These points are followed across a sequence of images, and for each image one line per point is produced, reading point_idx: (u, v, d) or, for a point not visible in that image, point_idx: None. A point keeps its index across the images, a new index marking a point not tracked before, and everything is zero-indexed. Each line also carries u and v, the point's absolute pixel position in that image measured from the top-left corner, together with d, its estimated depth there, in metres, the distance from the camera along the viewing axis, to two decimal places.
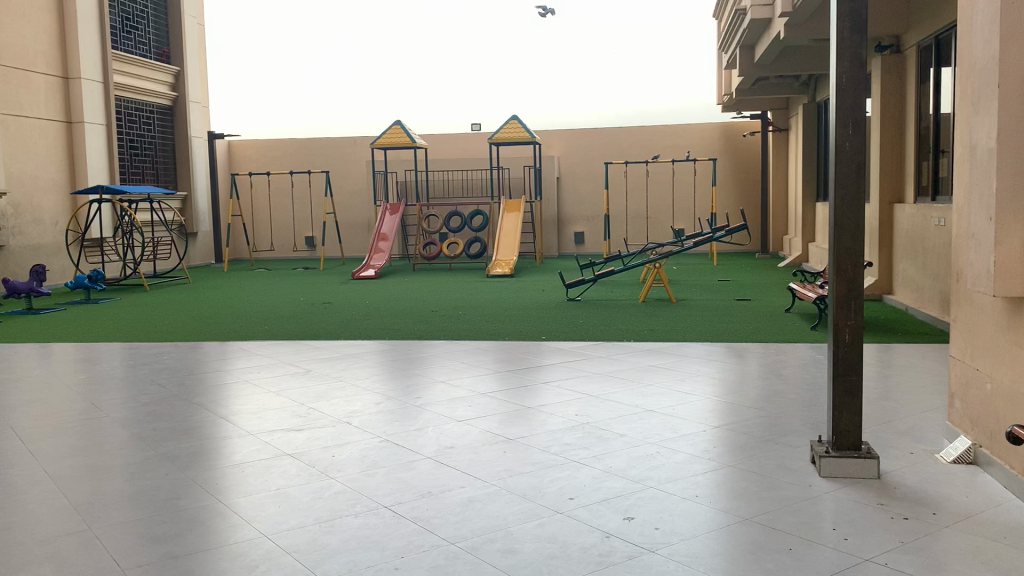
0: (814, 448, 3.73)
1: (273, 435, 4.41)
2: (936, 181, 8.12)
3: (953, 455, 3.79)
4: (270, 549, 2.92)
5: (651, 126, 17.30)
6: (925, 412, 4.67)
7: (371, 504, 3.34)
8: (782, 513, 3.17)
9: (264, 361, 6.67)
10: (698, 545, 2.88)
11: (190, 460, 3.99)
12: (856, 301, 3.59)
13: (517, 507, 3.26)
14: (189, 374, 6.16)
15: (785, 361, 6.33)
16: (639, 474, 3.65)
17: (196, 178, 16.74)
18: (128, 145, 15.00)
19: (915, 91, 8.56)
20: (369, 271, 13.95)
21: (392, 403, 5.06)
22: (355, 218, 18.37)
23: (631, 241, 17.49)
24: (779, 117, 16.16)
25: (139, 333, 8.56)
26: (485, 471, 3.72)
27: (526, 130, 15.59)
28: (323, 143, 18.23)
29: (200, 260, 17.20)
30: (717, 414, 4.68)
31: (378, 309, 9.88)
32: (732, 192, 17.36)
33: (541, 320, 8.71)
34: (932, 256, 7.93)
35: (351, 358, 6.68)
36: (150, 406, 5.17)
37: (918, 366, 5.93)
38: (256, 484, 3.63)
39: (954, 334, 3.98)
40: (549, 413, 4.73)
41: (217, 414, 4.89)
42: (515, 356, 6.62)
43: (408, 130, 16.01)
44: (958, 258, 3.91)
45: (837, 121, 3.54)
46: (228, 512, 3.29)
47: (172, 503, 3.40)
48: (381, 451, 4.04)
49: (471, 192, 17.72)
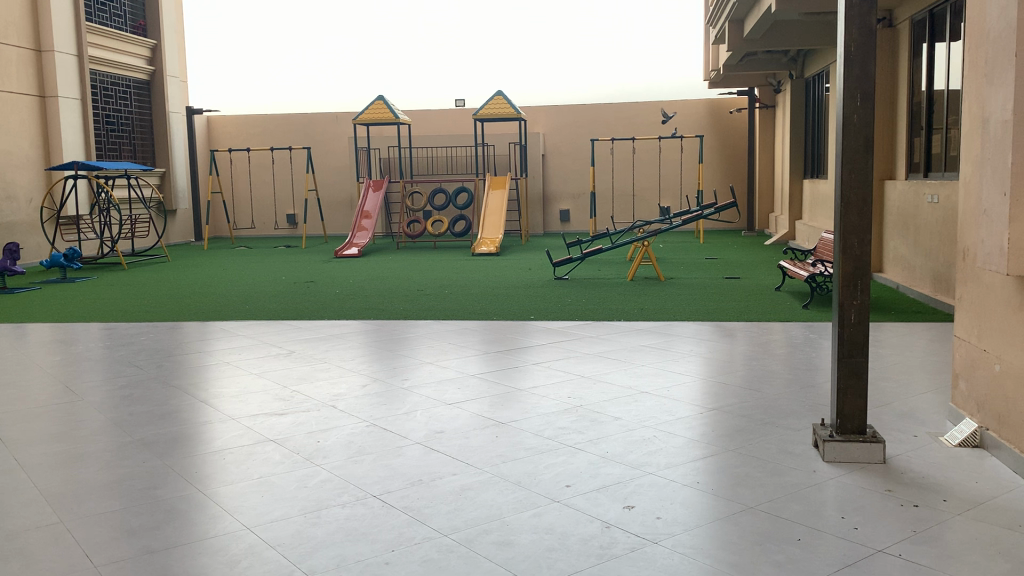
0: (817, 432, 3.61)
1: (254, 420, 4.24)
2: (928, 157, 8.02)
3: (958, 439, 3.67)
4: (253, 543, 2.77)
5: (636, 102, 17.09)
6: (926, 393, 4.56)
7: (358, 493, 3.19)
8: (788, 501, 3.05)
9: (245, 342, 6.49)
10: (702, 536, 2.76)
11: (167, 446, 3.82)
12: (863, 279, 3.46)
13: (512, 495, 3.13)
14: (168, 356, 5.97)
15: (778, 341, 6.22)
16: (637, 460, 3.52)
17: (174, 154, 16.41)
18: (103, 121, 14.63)
19: (907, 65, 8.42)
20: (352, 250, 13.74)
21: (378, 385, 4.91)
22: (338, 194, 18.11)
23: (617, 219, 17.37)
24: (765, 93, 16.07)
25: (116, 313, 8.34)
26: (477, 456, 3.58)
27: (511, 106, 15.34)
28: (304, 118, 17.90)
29: (179, 238, 16.94)
30: (712, 396, 4.55)
31: (362, 288, 9.71)
32: (719, 170, 17.24)
33: (528, 299, 8.55)
34: (924, 234, 7.84)
35: (334, 339, 6.50)
36: (127, 389, 4.98)
37: (913, 345, 5.83)
38: (238, 472, 3.48)
39: (960, 314, 3.88)
40: (540, 395, 4.58)
41: (196, 397, 4.72)
42: (503, 337, 6.47)
43: (391, 105, 15.71)
44: (966, 236, 3.79)
45: (845, 94, 3.39)
46: (209, 503, 3.12)
47: (149, 493, 3.24)
48: (368, 437, 3.88)
49: (455, 169, 17.50)
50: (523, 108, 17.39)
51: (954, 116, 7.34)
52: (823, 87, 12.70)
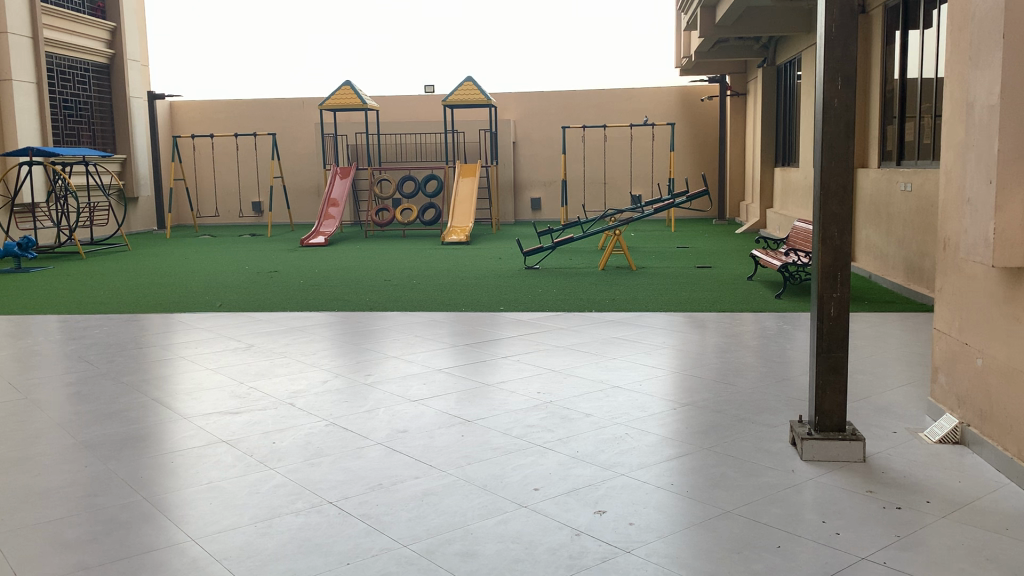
0: (794, 429, 3.48)
1: (207, 419, 4.03)
2: (901, 145, 7.94)
3: (938, 435, 3.55)
4: (197, 557, 2.58)
5: (608, 89, 16.92)
6: (902, 386, 4.46)
7: (314, 499, 3.00)
8: (765, 504, 2.91)
9: (204, 335, 6.25)
10: (676, 544, 2.61)
11: (113, 449, 3.61)
12: (842, 271, 3.33)
13: (477, 500, 2.96)
14: (122, 350, 5.73)
15: (749, 332, 6.11)
16: (608, 460, 3.37)
17: (136, 140, 16.00)
18: (61, 106, 14.19)
19: (881, 53, 8.32)
20: (319, 238, 13.45)
21: (340, 380, 4.71)
22: (305, 182, 17.80)
23: (589, 207, 17.24)
24: (736, 80, 16.01)
25: (71, 304, 8.05)
26: (441, 457, 3.41)
27: (481, 92, 15.08)
28: (269, 104, 17.53)
29: (142, 226, 16.59)
30: (685, 391, 4.42)
31: (329, 278, 9.49)
32: (690, 158, 17.14)
33: (498, 289, 8.37)
34: (897, 223, 7.77)
35: (297, 332, 6.28)
36: (77, 386, 4.75)
37: (889, 336, 5.74)
38: (188, 476, 3.27)
39: (940, 306, 3.77)
40: (509, 391, 4.42)
41: (147, 395, 4.50)
42: (472, 329, 6.29)
43: (358, 90, 15.40)
44: (947, 224, 3.67)
45: (825, 78, 3.24)
46: (153, 511, 2.93)
47: (88, 502, 3.03)
48: (327, 437, 3.69)
49: (424, 156, 17.27)
50: (494, 94, 17.16)
51: (928, 104, 7.25)
52: (795, 75, 12.62)
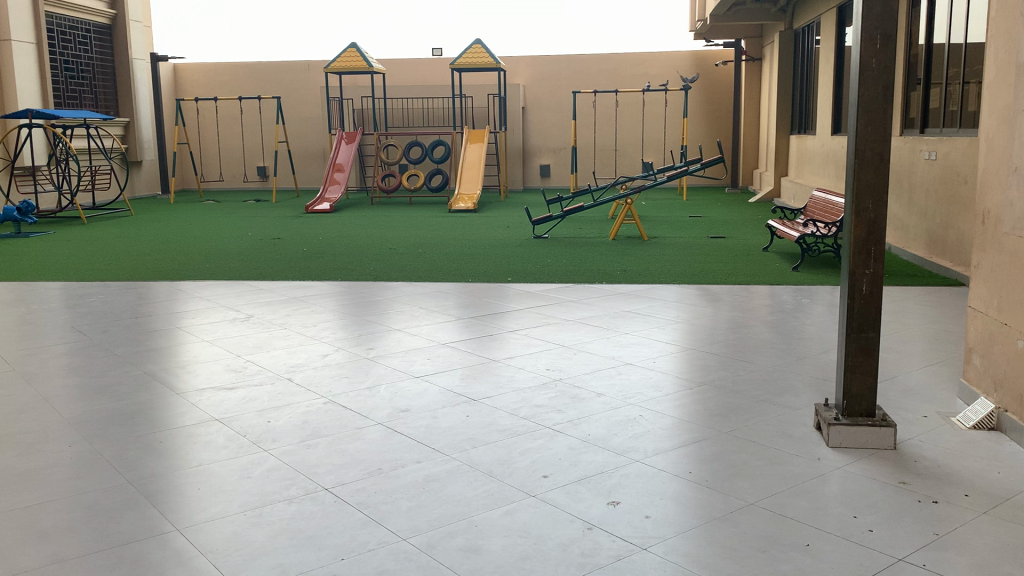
0: (820, 413, 3.27)
1: (201, 395, 3.85)
2: (925, 112, 7.63)
3: (972, 421, 3.34)
4: (181, 549, 2.40)
5: (620, 53, 16.53)
6: (929, 366, 4.25)
7: (308, 485, 2.82)
8: (791, 496, 2.71)
9: (204, 304, 6.08)
10: (695, 542, 2.41)
11: (101, 427, 3.43)
12: (876, 246, 3.11)
13: (482, 489, 2.77)
14: (119, 320, 5.55)
15: (766, 305, 5.90)
16: (621, 445, 3.17)
17: (139, 103, 15.74)
18: (62, 67, 13.92)
19: (906, 15, 7.96)
20: (323, 205, 13.20)
21: (341, 354, 4.53)
22: (310, 146, 17.55)
23: (599, 174, 16.97)
24: (751, 45, 15.63)
25: (71, 270, 7.88)
26: (445, 440, 3.21)
27: (490, 55, 14.71)
28: (273, 66, 17.19)
29: (145, 190, 16.42)
30: (701, 369, 4.22)
31: (332, 246, 9.27)
32: (703, 124, 16.80)
33: (507, 259, 8.16)
34: (920, 193, 7.50)
35: (299, 302, 6.09)
36: (69, 358, 4.58)
37: (911, 312, 5.52)
38: (177, 458, 3.09)
39: (977, 282, 3.54)
40: (517, 367, 4.23)
41: (139, 369, 4.31)
42: (479, 300, 6.09)
43: (364, 53, 15.04)
44: (987, 195, 3.43)
45: (863, 35, 2.98)
46: (138, 497, 2.75)
47: (70, 486, 2.85)
48: (325, 417, 3.50)
49: (432, 122, 16.98)
50: (503, 59, 16.80)
51: (955, 70, 6.93)
52: (814, 40, 12.25)
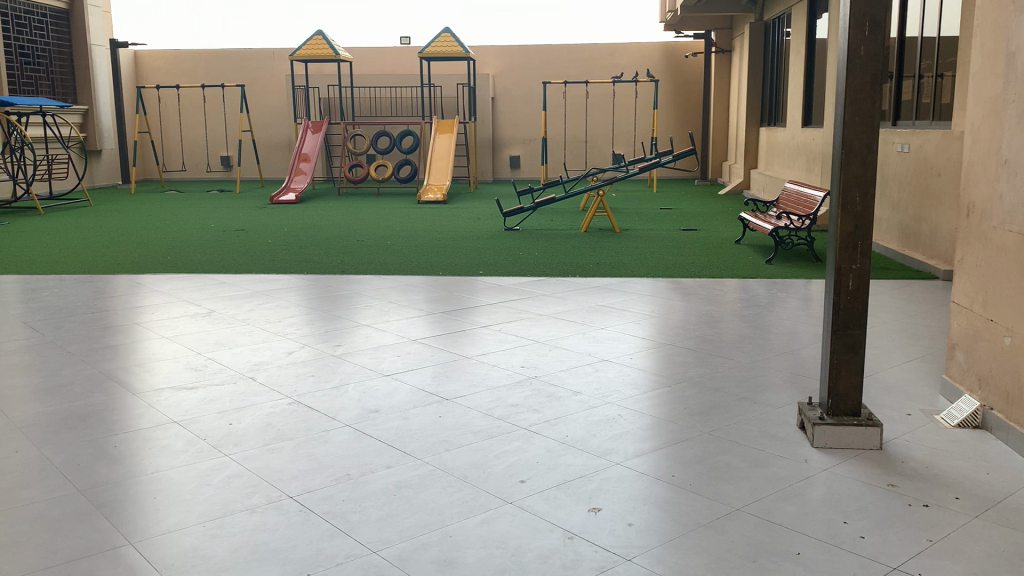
0: (804, 412, 3.18)
1: (159, 395, 3.67)
2: (897, 104, 7.60)
3: (957, 419, 3.27)
4: (133, 565, 2.24)
5: (590, 44, 16.42)
6: (908, 361, 4.18)
7: (272, 493, 2.66)
8: (778, 500, 2.61)
9: (164, 298, 5.86)
10: (681, 553, 2.28)
11: (49, 431, 3.24)
12: (863, 241, 3.02)
13: (456, 495, 2.63)
14: (75, 316, 5.31)
15: (741, 299, 5.81)
16: (600, 446, 3.05)
17: (98, 91, 15.32)
18: (17, 52, 13.51)
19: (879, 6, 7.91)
20: (289, 196, 12.94)
21: (307, 351, 4.36)
22: (275, 136, 17.23)
23: (569, 166, 16.86)
24: (721, 37, 15.67)
25: (26, 262, 7.60)
26: (416, 443, 3.07)
27: (460, 44, 14.50)
28: (238, 54, 16.88)
29: (105, 179, 16.00)
30: (679, 366, 4.11)
31: (298, 238, 9.04)
32: (674, 116, 16.77)
33: (477, 252, 8.01)
34: (893, 185, 7.48)
35: (263, 296, 5.90)
36: (20, 355, 4.37)
37: (887, 305, 5.47)
38: (132, 465, 2.92)
39: (961, 277, 3.47)
40: (490, 364, 4.10)
41: (93, 368, 4.11)
42: (450, 294, 5.94)
43: (330, 40, 14.76)
44: (972, 189, 3.36)
45: (851, 22, 2.87)
46: (88, 508, 2.57)
47: (14, 496, 2.67)
48: (289, 418, 3.34)
49: (400, 112, 16.76)
50: (472, 48, 16.60)
51: (928, 62, 6.91)
52: (785, 32, 12.24)
